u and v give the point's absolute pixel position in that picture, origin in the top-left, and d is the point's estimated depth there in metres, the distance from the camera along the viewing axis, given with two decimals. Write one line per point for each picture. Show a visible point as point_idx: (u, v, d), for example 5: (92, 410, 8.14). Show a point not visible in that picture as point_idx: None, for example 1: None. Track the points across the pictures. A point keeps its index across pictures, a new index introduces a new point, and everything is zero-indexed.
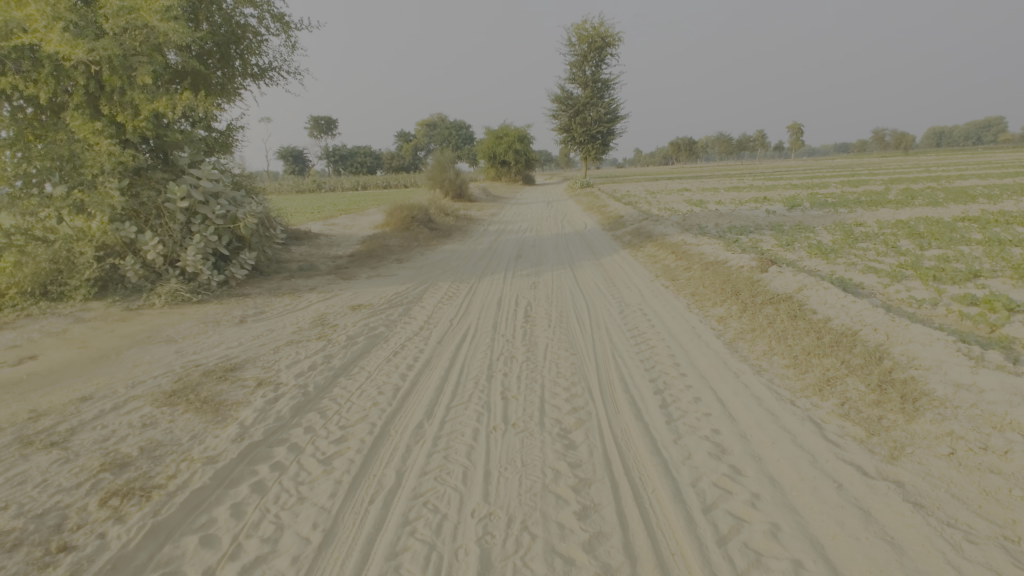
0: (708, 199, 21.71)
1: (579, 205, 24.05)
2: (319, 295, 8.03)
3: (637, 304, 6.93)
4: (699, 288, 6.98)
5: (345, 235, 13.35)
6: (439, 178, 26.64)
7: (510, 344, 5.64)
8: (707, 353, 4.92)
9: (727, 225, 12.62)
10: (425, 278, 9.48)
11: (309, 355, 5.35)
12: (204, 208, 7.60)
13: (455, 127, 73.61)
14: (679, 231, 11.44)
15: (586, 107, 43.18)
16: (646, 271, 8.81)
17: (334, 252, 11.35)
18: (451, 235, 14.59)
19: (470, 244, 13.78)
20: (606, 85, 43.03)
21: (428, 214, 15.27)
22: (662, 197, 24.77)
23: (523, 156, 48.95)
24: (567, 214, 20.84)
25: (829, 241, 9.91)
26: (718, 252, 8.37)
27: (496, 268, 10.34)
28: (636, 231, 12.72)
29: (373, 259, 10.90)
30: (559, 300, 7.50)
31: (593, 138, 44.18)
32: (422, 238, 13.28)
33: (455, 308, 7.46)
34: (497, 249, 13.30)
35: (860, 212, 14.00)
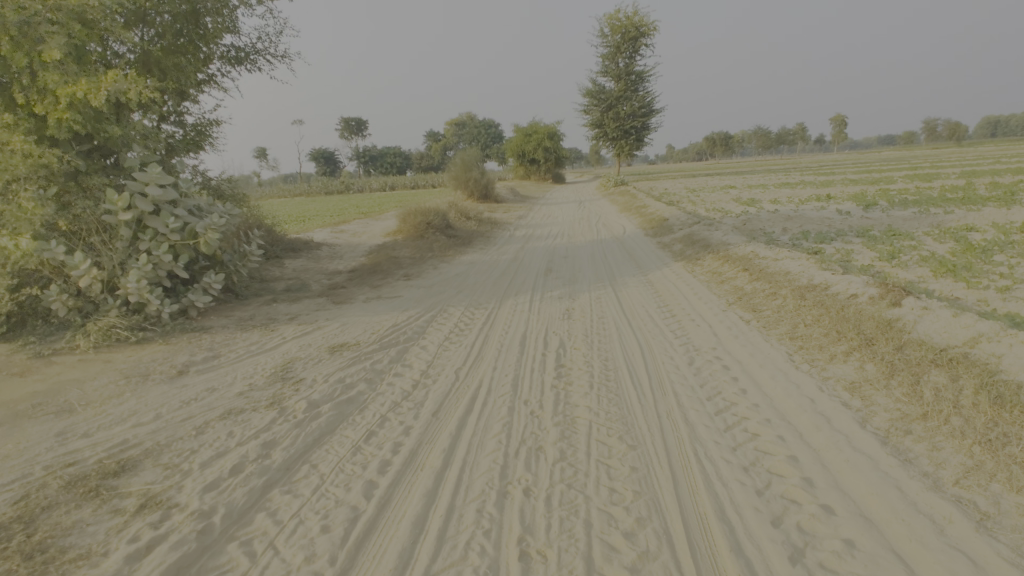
0: (761, 199, 19.45)
1: (615, 206, 22.01)
2: (297, 329, 6.40)
3: (711, 350, 5.06)
4: (800, 328, 5.03)
5: (350, 245, 11.77)
6: (464, 177, 25.00)
7: (535, 424, 3.85)
8: (856, 458, 3.05)
9: (800, 231, 10.55)
10: (434, 302, 7.75)
11: (241, 442, 3.67)
12: (153, 221, 6.05)
13: (483, 125, 72.06)
14: (743, 239, 9.44)
15: (620, 101, 40.91)
16: (712, 296, 6.88)
17: (333, 267, 9.80)
18: (472, 243, 12.91)
19: (492, 254, 12.06)
20: (641, 78, 40.67)
21: (446, 219, 13.55)
22: (706, 196, 22.55)
23: (553, 154, 47.02)
24: (601, 217, 18.91)
25: (944, 253, 7.80)
26: (810, 271, 6.41)
27: (522, 288, 8.53)
28: (689, 237, 10.72)
29: (377, 276, 9.30)
30: (603, 341, 5.64)
31: (627, 133, 41.92)
32: (438, 248, 11.63)
33: (465, 349, 5.70)
34: (524, 261, 11.45)
35: (960, 213, 11.68)
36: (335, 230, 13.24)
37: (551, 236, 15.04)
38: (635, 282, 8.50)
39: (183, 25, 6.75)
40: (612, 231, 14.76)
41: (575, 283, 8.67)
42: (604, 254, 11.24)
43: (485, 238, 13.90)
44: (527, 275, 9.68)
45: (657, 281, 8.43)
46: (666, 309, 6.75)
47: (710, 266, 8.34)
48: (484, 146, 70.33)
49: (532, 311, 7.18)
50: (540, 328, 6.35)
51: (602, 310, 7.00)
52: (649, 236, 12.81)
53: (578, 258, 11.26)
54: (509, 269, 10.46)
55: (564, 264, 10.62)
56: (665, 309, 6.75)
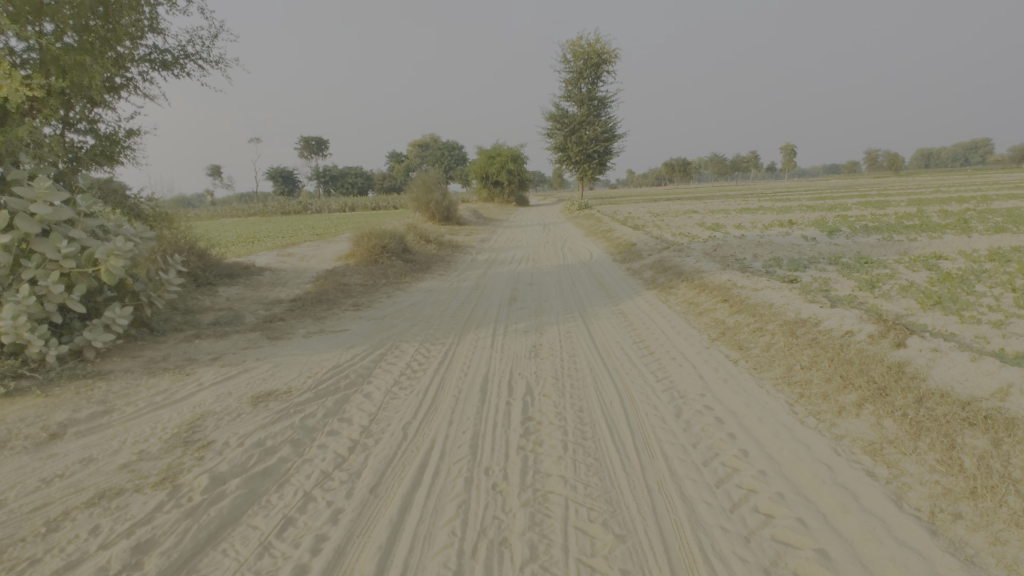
0: (725, 224, 19.45)
1: (579, 230, 21.63)
2: (218, 373, 5.44)
3: (699, 397, 4.44)
4: (797, 372, 4.47)
5: (296, 271, 10.77)
6: (425, 199, 24.23)
7: (498, 504, 3.09)
8: (904, 555, 2.42)
9: (770, 257, 10.26)
10: (384, 337, 6.90)
11: (107, 542, 2.76)
12: (40, 245, 5.03)
13: (447, 147, 71.73)
14: (716, 266, 9.03)
15: (583, 126, 41.23)
16: (691, 330, 6.31)
17: (274, 296, 8.83)
18: (431, 269, 12.13)
19: (452, 281, 11.30)
20: (603, 104, 41.18)
21: (403, 243, 12.71)
22: (670, 221, 22.50)
23: (516, 177, 46.88)
24: (567, 241, 18.46)
25: (921, 282, 7.54)
26: (795, 304, 5.93)
27: (484, 319, 7.78)
28: (659, 264, 10.24)
29: (323, 306, 8.40)
30: (577, 385, 4.94)
31: (590, 157, 42.22)
32: (393, 274, 10.80)
33: (416, 397, 4.89)
34: (486, 288, 10.70)
35: (923, 240, 11.70)
36: (281, 255, 12.20)
37: (515, 261, 14.38)
38: (606, 313, 7.88)
39: (91, 19, 5.91)
40: (578, 256, 14.22)
41: (541, 313, 7.99)
42: (571, 282, 10.64)
43: (445, 263, 13.11)
44: (490, 305, 8.94)
45: (630, 312, 7.84)
46: (644, 344, 6.13)
47: (685, 296, 7.81)
48: (448, 168, 69.85)
49: (496, 346, 6.42)
50: (504, 368, 5.59)
51: (572, 346, 6.32)
52: (617, 262, 12.32)
53: (544, 285, 10.61)
54: (470, 297, 9.70)
55: (530, 292, 9.93)
56: (642, 344, 6.13)
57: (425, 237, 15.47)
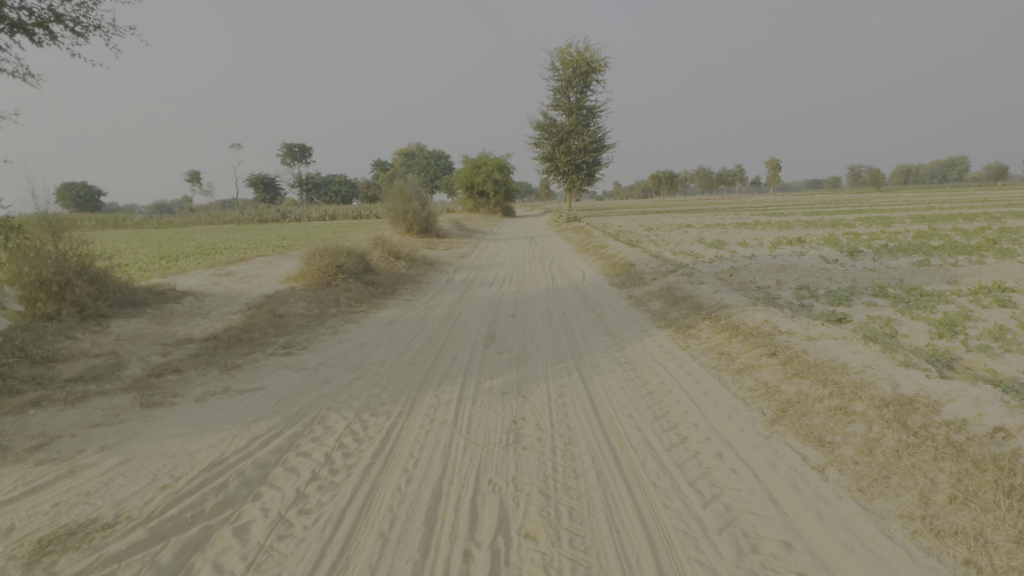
0: (728, 240, 17.86)
1: (569, 245, 19.86)
2: (23, 478, 3.51)
3: (786, 555, 2.64)
4: (943, 509, 2.72)
5: (228, 298, 8.82)
6: (402, 210, 22.35)
7: None
8: None
9: (800, 286, 8.59)
10: (310, 400, 5.00)
11: None
12: None
13: (432, 156, 69.99)
14: (741, 299, 7.32)
15: (571, 135, 39.78)
16: (731, 399, 4.53)
17: (184, 333, 6.91)
18: (397, 292, 10.29)
19: (420, 308, 9.46)
20: (593, 113, 39.84)
21: (364, 262, 10.78)
22: (666, 236, 20.96)
23: (502, 188, 45.28)
24: (555, 257, 16.74)
25: (1011, 327, 5.89)
26: (883, 368, 4.20)
27: (450, 371, 5.90)
28: (670, 293, 8.45)
29: (243, 347, 6.50)
30: (580, 514, 3.10)
31: (578, 168, 40.78)
32: (347, 301, 8.94)
33: (322, 533, 3.02)
34: (458, 319, 8.80)
35: (967, 265, 10.13)
36: (217, 276, 10.22)
37: (497, 282, 12.54)
38: (608, 362, 6.06)
39: None
40: (569, 277, 12.45)
41: (525, 362, 6.13)
42: (561, 312, 8.81)
43: (414, 286, 11.20)
44: (461, 345, 7.05)
45: (639, 360, 6.01)
46: (669, 422, 4.32)
47: (711, 342, 6.02)
48: (432, 177, 68.12)
49: (460, 420, 4.55)
50: (468, 468, 3.73)
51: (566, 419, 4.48)
52: (614, 286, 10.58)
53: (530, 315, 8.76)
54: (437, 333, 7.81)
55: (512, 325, 8.06)
56: (666, 421, 4.33)
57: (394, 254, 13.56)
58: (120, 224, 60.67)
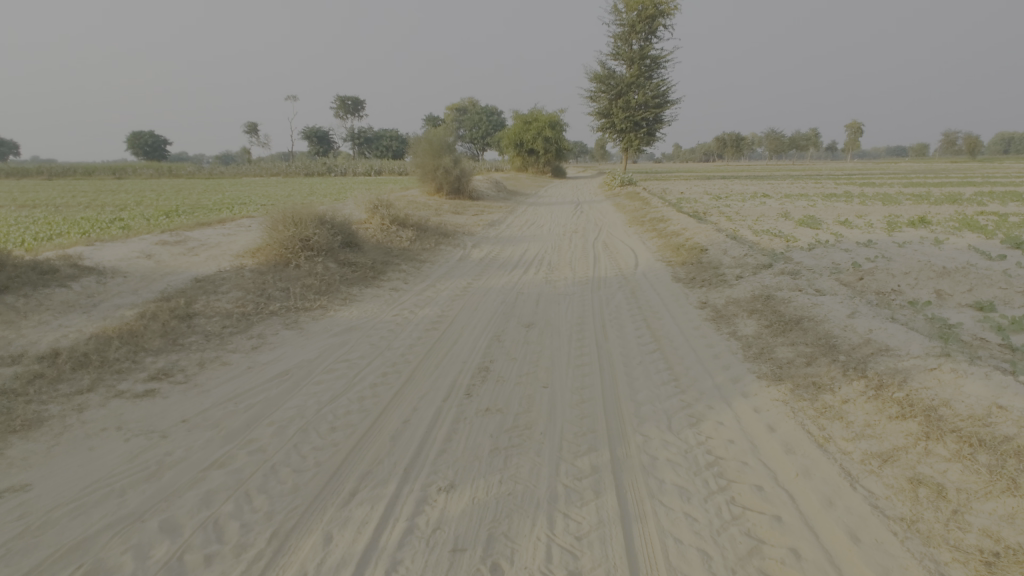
0: (823, 218, 14.28)
1: (621, 215, 16.70)
2: None
3: None
4: None
5: (146, 281, 6.51)
6: (431, 166, 19.63)
7: None
8: None
9: (985, 305, 5.40)
10: (72, 540, 2.53)
11: None
12: None
13: (481, 110, 66.25)
14: (907, 336, 4.29)
15: (631, 88, 35.57)
16: None
17: (23, 344, 4.59)
18: (383, 277, 7.75)
19: (405, 304, 6.89)
20: (657, 63, 35.35)
21: (342, 237, 8.19)
22: (740, 208, 17.43)
23: (553, 146, 41.71)
24: (603, 231, 13.73)
25: None
26: None
27: (383, 465, 3.30)
28: (771, 311, 5.44)
29: (82, 378, 4.10)
30: None
31: (637, 125, 36.66)
32: (302, 294, 6.48)
33: None
34: (447, 328, 6.10)
35: None
36: (157, 247, 7.94)
37: (523, 264, 9.79)
38: (671, 459, 3.29)
39: None
40: (616, 261, 9.54)
41: (521, 449, 3.42)
42: (600, 326, 5.97)
43: (408, 268, 8.55)
44: (429, 389, 4.39)
45: (732, 465, 3.19)
46: None
47: (882, 442, 3.10)
48: (481, 134, 64.73)
49: None
50: None
51: None
52: (679, 282, 7.63)
53: (552, 326, 5.97)
54: (406, 355, 5.20)
55: (523, 348, 5.29)
56: None
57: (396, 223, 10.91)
58: (174, 174, 61.05)
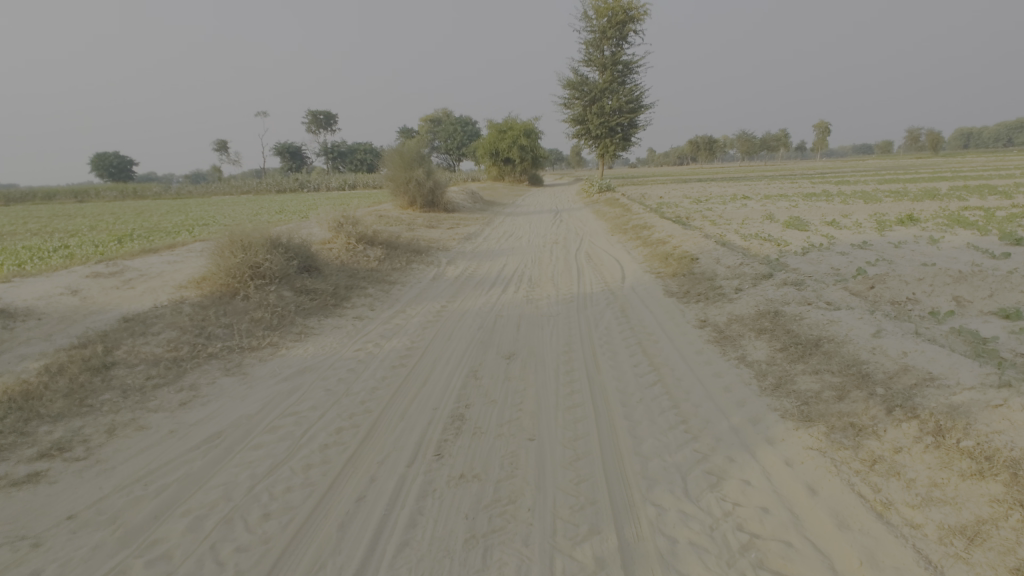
0: (810, 219, 13.88)
1: (602, 223, 16.14)
2: None
3: None
4: None
5: (66, 323, 5.62)
6: (403, 179, 18.86)
7: None
8: None
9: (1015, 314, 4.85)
10: None
11: None
12: None
13: (455, 120, 65.67)
14: (950, 358, 3.67)
15: (605, 94, 35.34)
16: None
17: None
18: (345, 305, 6.96)
19: (370, 336, 6.11)
20: (629, 68, 35.21)
21: (299, 261, 7.38)
22: (723, 211, 17.02)
23: (529, 154, 41.28)
24: (584, 241, 13.13)
25: None
26: None
27: (326, 570, 2.54)
28: (782, 331, 4.82)
29: None
30: None
31: (612, 131, 36.41)
32: (249, 331, 5.66)
33: None
34: (416, 362, 5.33)
35: None
36: (87, 281, 7.04)
37: (502, 281, 9.08)
38: (694, 542, 2.59)
39: None
40: (601, 275, 8.90)
41: (505, 536, 2.69)
42: (589, 354, 5.28)
43: (374, 292, 7.76)
44: (392, 448, 3.63)
45: (772, 547, 2.51)
46: None
47: (960, 511, 2.45)
48: (456, 144, 64.11)
49: None
50: None
51: None
52: (671, 296, 7.00)
53: (536, 355, 5.24)
54: (367, 401, 4.43)
55: (503, 386, 4.55)
56: None
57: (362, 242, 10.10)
58: (140, 195, 59.07)
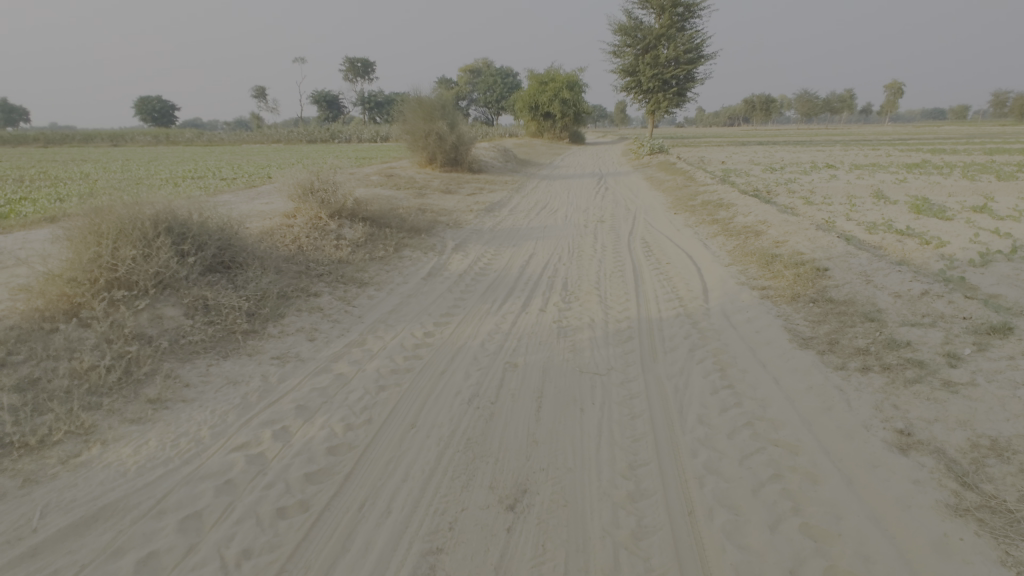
0: (944, 203, 10.43)
1: (659, 195, 13.00)
2: None
3: None
4: None
5: None
6: (422, 131, 15.99)
7: None
8: None
9: None
10: None
11: None
12: None
13: (495, 71, 61.32)
14: None
15: (661, 41, 31.01)
16: None
17: None
18: (268, 334, 4.37)
19: (281, 407, 3.51)
20: (691, 12, 30.66)
21: (207, 255, 4.76)
22: (814, 185, 13.55)
23: (571, 109, 37.41)
24: (638, 220, 10.13)
25: None
26: None
27: None
28: None
29: None
30: None
31: (666, 85, 32.20)
32: (48, 403, 3.11)
33: None
34: (329, 499, 2.69)
35: None
36: None
37: (525, 283, 6.32)
38: None
39: None
40: (669, 286, 6.03)
41: None
42: (681, 515, 2.53)
43: (323, 306, 5.11)
44: None
45: None
46: None
47: None
48: (495, 97, 60.12)
49: None
50: None
51: None
52: (804, 348, 4.12)
53: (568, 512, 2.53)
54: None
55: None
56: None
57: (338, 218, 7.44)
58: (170, 141, 57.74)
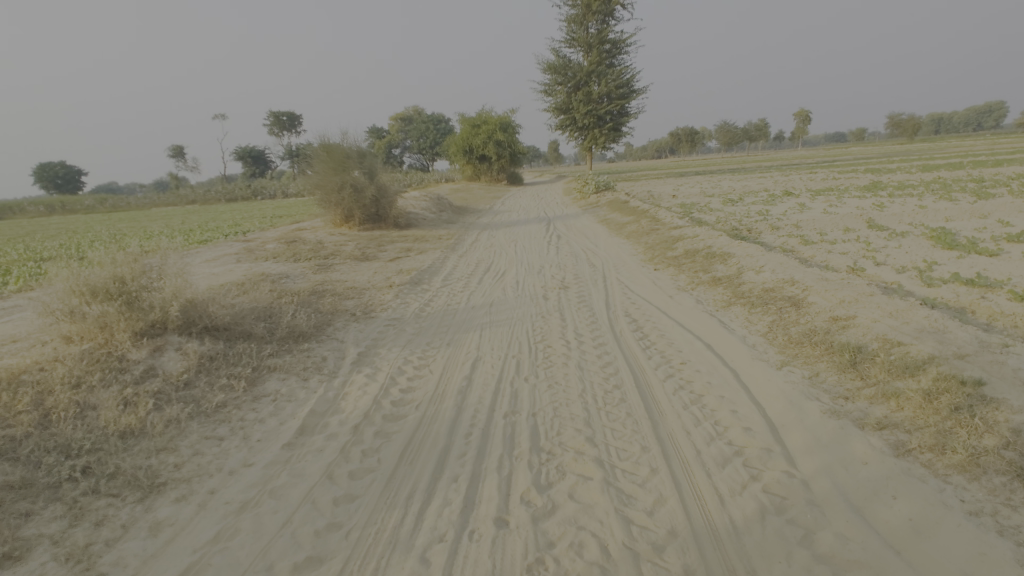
0: (964, 233, 8.73)
1: (624, 242, 10.83)
2: None
3: None
4: None
5: None
6: (333, 185, 13.32)
7: None
8: None
9: None
10: None
11: None
12: None
13: (426, 117, 59.77)
14: None
15: (593, 78, 30.09)
16: None
17: None
18: None
19: None
20: (619, 48, 30.03)
21: None
22: (794, 218, 11.81)
23: (507, 151, 35.82)
24: (611, 281, 7.77)
25: None
26: None
27: None
28: None
29: None
30: None
31: (602, 121, 31.20)
32: None
33: None
34: None
35: None
36: None
37: (468, 437, 3.68)
38: None
39: None
40: (711, 427, 3.55)
41: None
42: None
43: None
44: None
45: None
46: None
47: None
48: (427, 143, 58.36)
49: None
50: None
51: None
52: None
53: None
54: None
55: None
56: None
57: (153, 338, 4.56)
58: (66, 210, 51.83)
